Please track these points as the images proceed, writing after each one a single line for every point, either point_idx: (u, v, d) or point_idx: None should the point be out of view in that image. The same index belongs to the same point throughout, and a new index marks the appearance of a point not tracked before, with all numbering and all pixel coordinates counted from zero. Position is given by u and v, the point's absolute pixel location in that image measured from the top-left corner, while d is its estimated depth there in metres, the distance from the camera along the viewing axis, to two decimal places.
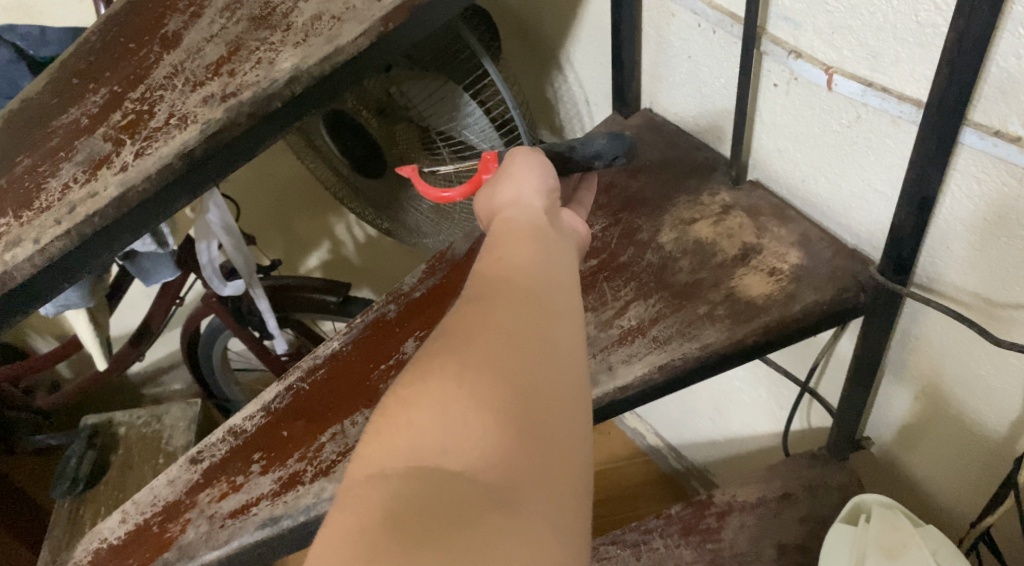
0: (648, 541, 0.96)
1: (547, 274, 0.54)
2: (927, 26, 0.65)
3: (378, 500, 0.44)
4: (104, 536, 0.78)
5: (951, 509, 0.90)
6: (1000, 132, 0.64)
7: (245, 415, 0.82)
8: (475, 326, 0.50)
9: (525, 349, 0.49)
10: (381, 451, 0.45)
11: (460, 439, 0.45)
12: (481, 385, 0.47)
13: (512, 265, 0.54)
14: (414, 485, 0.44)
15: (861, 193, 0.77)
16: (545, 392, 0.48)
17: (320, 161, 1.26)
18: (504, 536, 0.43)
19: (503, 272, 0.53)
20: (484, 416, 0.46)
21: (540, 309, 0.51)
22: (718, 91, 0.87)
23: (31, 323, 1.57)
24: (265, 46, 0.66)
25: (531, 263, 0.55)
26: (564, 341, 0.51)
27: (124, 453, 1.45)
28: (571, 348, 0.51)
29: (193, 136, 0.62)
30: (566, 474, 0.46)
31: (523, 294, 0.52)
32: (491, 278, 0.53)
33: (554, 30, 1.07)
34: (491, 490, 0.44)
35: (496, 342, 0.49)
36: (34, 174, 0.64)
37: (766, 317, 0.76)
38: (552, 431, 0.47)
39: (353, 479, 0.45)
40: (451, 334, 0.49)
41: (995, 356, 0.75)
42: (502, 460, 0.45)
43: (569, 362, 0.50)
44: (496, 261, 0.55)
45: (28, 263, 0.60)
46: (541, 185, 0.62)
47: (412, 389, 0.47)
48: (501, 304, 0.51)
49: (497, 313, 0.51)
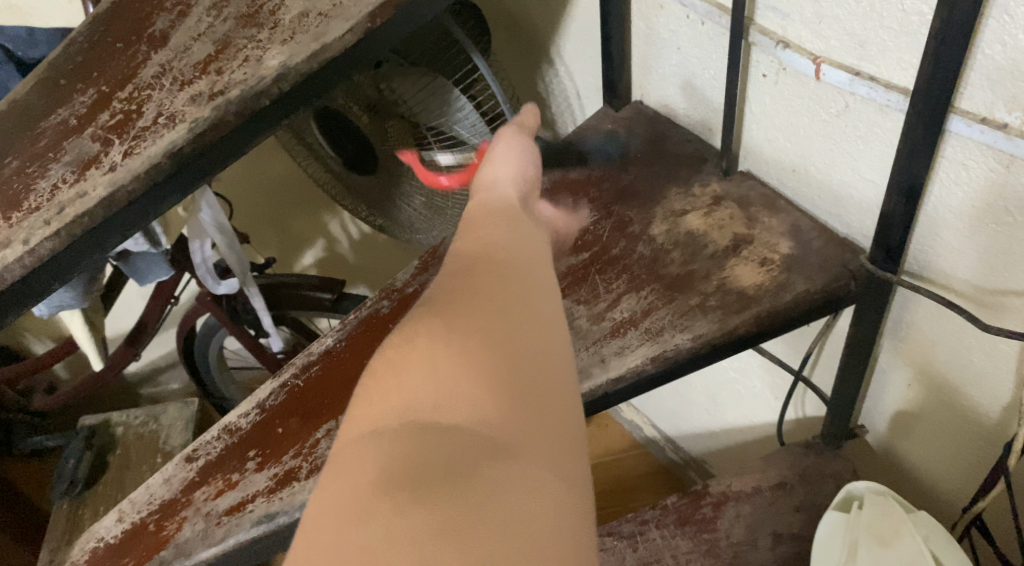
0: (644, 532, 0.97)
1: (522, 260, 0.57)
2: (913, 15, 0.65)
3: (374, 460, 0.43)
4: (101, 536, 0.78)
5: (946, 496, 0.91)
6: (986, 119, 0.64)
7: (239, 413, 0.82)
8: (457, 302, 0.51)
9: (508, 318, 0.50)
10: (375, 414, 0.45)
11: (456, 394, 0.45)
12: (469, 348, 0.48)
13: (486, 252, 0.57)
14: (409, 439, 0.44)
15: (851, 182, 0.78)
16: (533, 357, 0.49)
17: (312, 158, 1.26)
18: (508, 480, 0.43)
19: (478, 258, 0.56)
20: (475, 373, 0.46)
21: (521, 289, 0.53)
22: (708, 83, 0.87)
23: (27, 324, 1.57)
24: (253, 44, 0.66)
25: (503, 251, 0.57)
26: (544, 314, 0.52)
27: (121, 453, 1.45)
28: (551, 321, 0.52)
29: (181, 135, 0.62)
30: (565, 429, 0.47)
31: (501, 276, 0.54)
32: (467, 266, 0.55)
33: (544, 23, 1.07)
34: (492, 441, 0.44)
35: (480, 313, 0.50)
36: (23, 175, 0.64)
37: (758, 307, 0.76)
38: (542, 390, 0.47)
39: (348, 443, 0.45)
40: (436, 310, 0.51)
41: (986, 342, 0.75)
42: (498, 411, 0.45)
43: (551, 333, 0.51)
44: (471, 251, 0.57)
45: (19, 264, 0.60)
46: (520, 172, 0.69)
47: (403, 358, 0.47)
48: (480, 284, 0.53)
49: (479, 289, 0.52)
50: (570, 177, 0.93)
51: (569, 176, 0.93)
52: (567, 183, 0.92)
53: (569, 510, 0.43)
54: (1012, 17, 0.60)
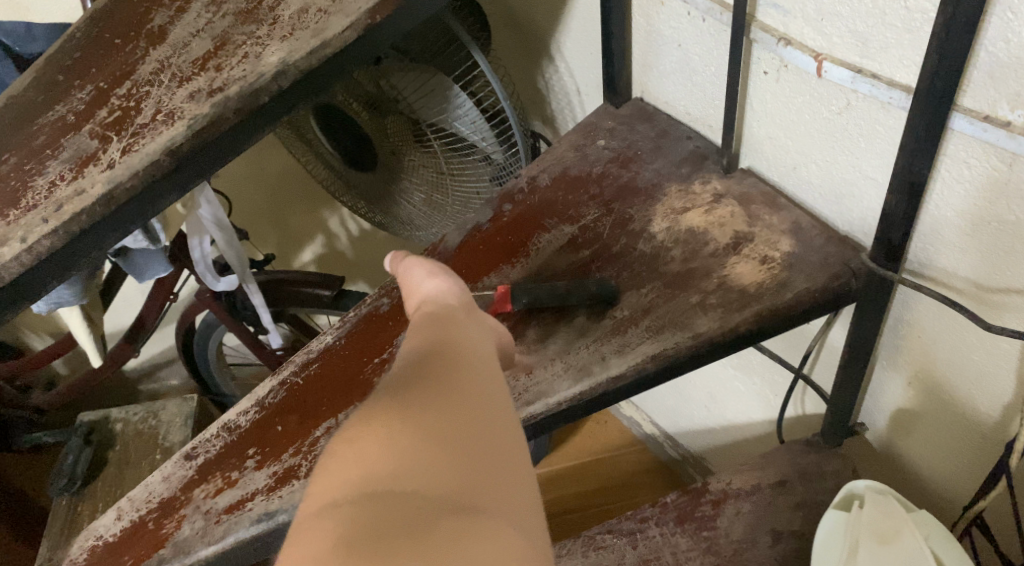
0: (643, 530, 0.97)
1: (467, 336, 0.58)
2: (916, 12, 0.65)
3: (332, 529, 0.43)
4: (99, 534, 0.78)
5: (947, 494, 0.90)
6: (990, 116, 0.64)
7: (239, 410, 0.82)
8: (408, 377, 0.52)
9: (458, 388, 0.51)
10: (331, 485, 0.45)
11: (408, 460, 0.46)
12: (422, 417, 0.48)
13: (434, 331, 0.58)
14: (368, 507, 0.44)
15: (853, 180, 0.77)
16: (485, 420, 0.50)
17: (311, 154, 1.25)
18: (467, 538, 0.43)
19: (427, 336, 0.57)
20: (428, 441, 0.47)
21: (464, 359, 0.55)
22: (709, 80, 0.87)
23: (26, 319, 1.57)
24: (252, 40, 0.65)
25: (450, 329, 0.58)
26: (491, 381, 0.53)
27: (121, 450, 1.45)
28: (500, 387, 0.53)
29: (180, 132, 0.62)
30: (519, 484, 0.48)
31: (448, 350, 0.55)
32: (417, 344, 0.56)
33: (544, 20, 1.07)
34: (449, 501, 0.45)
35: (430, 384, 0.51)
36: (20, 172, 0.63)
37: (758, 305, 0.76)
38: (495, 451, 0.48)
39: (306, 517, 0.44)
40: (380, 388, 0.52)
41: (987, 340, 0.75)
42: (453, 475, 0.46)
43: (500, 398, 0.52)
44: (416, 333, 0.58)
45: (16, 261, 0.60)
46: (433, 277, 0.68)
47: (358, 430, 0.48)
48: (429, 359, 0.54)
49: (421, 366, 0.53)
50: (570, 174, 0.92)
51: (569, 173, 0.92)
52: (567, 180, 0.92)
53: (530, 560, 0.44)
54: (1016, 14, 0.59)
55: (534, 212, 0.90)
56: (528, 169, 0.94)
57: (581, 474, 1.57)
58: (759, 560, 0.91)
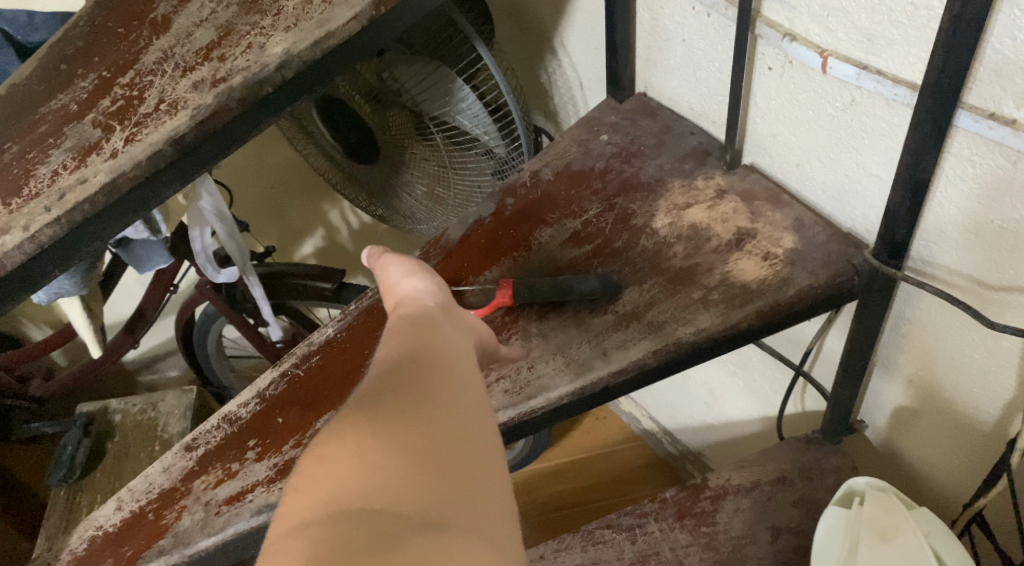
0: (643, 525, 0.97)
1: (444, 341, 0.57)
2: (923, 8, 0.65)
3: (301, 551, 0.43)
4: (99, 524, 0.78)
5: (945, 491, 0.91)
6: (995, 114, 0.64)
7: (239, 402, 0.82)
8: (381, 385, 0.52)
9: (432, 397, 0.51)
10: (302, 506, 0.45)
11: (377, 476, 0.46)
12: (392, 430, 0.48)
13: (409, 335, 0.57)
14: (336, 527, 0.44)
15: (856, 177, 0.77)
16: (458, 430, 0.50)
17: (313, 147, 1.25)
18: (438, 555, 0.44)
19: (403, 342, 0.57)
20: (399, 455, 0.47)
21: (438, 366, 0.54)
22: (712, 75, 0.87)
23: (25, 310, 1.56)
24: (255, 31, 0.65)
25: (426, 334, 0.58)
26: (466, 387, 0.53)
27: (119, 441, 1.45)
28: (474, 394, 0.53)
29: (184, 122, 0.62)
30: (493, 493, 0.48)
31: (422, 357, 0.55)
32: (393, 349, 0.56)
33: (547, 14, 1.06)
34: (421, 517, 0.45)
35: (404, 394, 0.51)
36: (23, 161, 0.63)
37: (761, 302, 0.76)
38: (468, 460, 0.49)
39: (277, 537, 0.45)
40: (354, 398, 0.52)
41: (989, 339, 0.75)
42: (424, 490, 0.46)
43: (475, 406, 0.52)
44: (392, 337, 0.58)
45: (19, 250, 0.60)
46: (406, 273, 0.71)
47: (328, 446, 0.48)
48: (403, 367, 0.54)
49: (395, 374, 0.53)
50: (573, 169, 0.92)
51: (572, 168, 0.92)
52: (569, 174, 0.92)
53: None
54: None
55: (536, 206, 0.90)
56: (531, 163, 0.94)
57: (579, 469, 1.57)
58: (758, 556, 0.91)
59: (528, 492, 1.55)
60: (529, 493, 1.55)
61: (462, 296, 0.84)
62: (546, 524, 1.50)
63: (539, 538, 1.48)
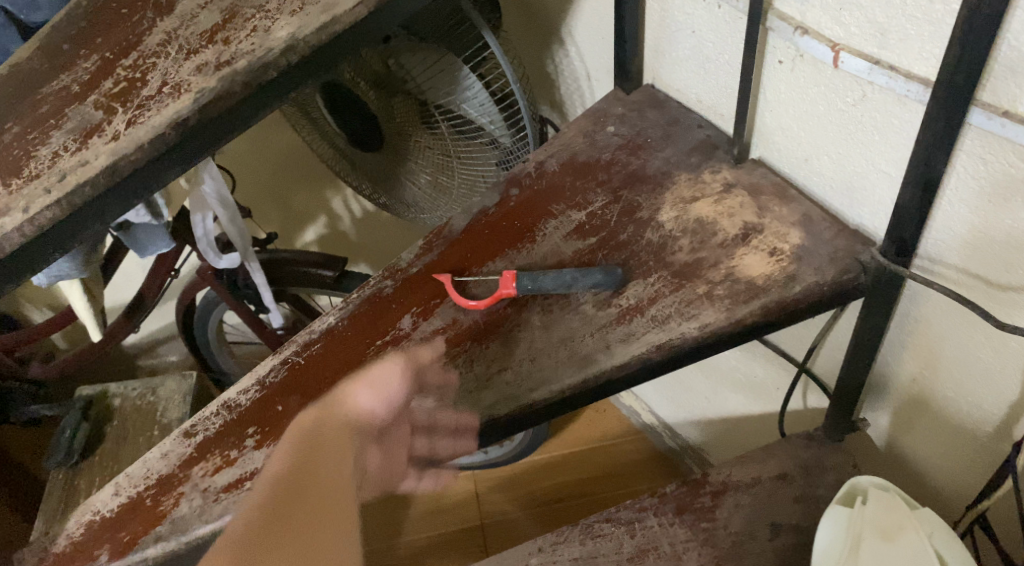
0: (641, 519, 0.96)
1: (326, 467, 0.74)
2: (939, 3, 0.64)
3: None
4: (96, 509, 0.77)
5: (950, 491, 0.90)
6: (1009, 112, 0.63)
7: (239, 389, 0.81)
8: (267, 521, 0.71)
9: (310, 525, 0.72)
10: None
11: None
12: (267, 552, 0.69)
13: (302, 472, 0.73)
14: None
15: (865, 173, 0.77)
16: (320, 546, 0.71)
17: (316, 133, 1.24)
18: None
19: (291, 474, 0.73)
20: None
21: (315, 493, 0.73)
22: (721, 67, 0.86)
23: (25, 292, 1.56)
24: (261, 14, 0.64)
25: (315, 472, 0.73)
26: (337, 508, 0.72)
27: (119, 425, 1.45)
28: (339, 517, 0.72)
29: (186, 105, 0.61)
30: None
31: (308, 477, 0.73)
32: (284, 479, 0.73)
33: (555, 2, 1.06)
34: None
35: (286, 529, 0.71)
36: (23, 142, 0.62)
37: (766, 298, 0.75)
38: None
39: None
40: (244, 532, 0.71)
41: (996, 339, 0.75)
42: None
43: (337, 530, 0.72)
44: (278, 481, 0.73)
45: (18, 232, 0.59)
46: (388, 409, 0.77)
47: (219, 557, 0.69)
48: (287, 488, 0.73)
49: (281, 502, 0.72)
50: (578, 160, 0.91)
51: (577, 159, 0.91)
52: (575, 166, 0.91)
53: None
54: None
55: (540, 197, 0.89)
56: (536, 154, 0.93)
57: (578, 462, 1.56)
58: (757, 553, 0.91)
59: (527, 483, 1.55)
60: (528, 485, 1.55)
61: (465, 287, 0.83)
62: (544, 516, 1.50)
63: (537, 530, 1.48)
